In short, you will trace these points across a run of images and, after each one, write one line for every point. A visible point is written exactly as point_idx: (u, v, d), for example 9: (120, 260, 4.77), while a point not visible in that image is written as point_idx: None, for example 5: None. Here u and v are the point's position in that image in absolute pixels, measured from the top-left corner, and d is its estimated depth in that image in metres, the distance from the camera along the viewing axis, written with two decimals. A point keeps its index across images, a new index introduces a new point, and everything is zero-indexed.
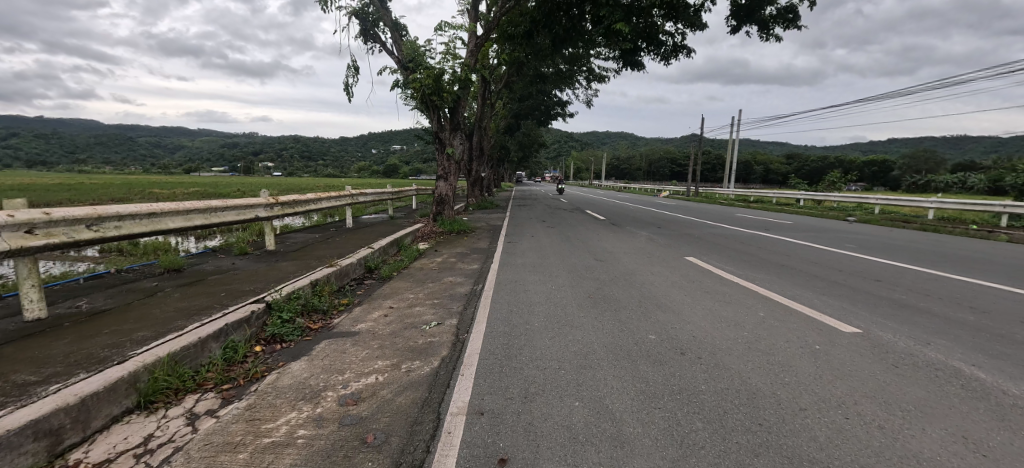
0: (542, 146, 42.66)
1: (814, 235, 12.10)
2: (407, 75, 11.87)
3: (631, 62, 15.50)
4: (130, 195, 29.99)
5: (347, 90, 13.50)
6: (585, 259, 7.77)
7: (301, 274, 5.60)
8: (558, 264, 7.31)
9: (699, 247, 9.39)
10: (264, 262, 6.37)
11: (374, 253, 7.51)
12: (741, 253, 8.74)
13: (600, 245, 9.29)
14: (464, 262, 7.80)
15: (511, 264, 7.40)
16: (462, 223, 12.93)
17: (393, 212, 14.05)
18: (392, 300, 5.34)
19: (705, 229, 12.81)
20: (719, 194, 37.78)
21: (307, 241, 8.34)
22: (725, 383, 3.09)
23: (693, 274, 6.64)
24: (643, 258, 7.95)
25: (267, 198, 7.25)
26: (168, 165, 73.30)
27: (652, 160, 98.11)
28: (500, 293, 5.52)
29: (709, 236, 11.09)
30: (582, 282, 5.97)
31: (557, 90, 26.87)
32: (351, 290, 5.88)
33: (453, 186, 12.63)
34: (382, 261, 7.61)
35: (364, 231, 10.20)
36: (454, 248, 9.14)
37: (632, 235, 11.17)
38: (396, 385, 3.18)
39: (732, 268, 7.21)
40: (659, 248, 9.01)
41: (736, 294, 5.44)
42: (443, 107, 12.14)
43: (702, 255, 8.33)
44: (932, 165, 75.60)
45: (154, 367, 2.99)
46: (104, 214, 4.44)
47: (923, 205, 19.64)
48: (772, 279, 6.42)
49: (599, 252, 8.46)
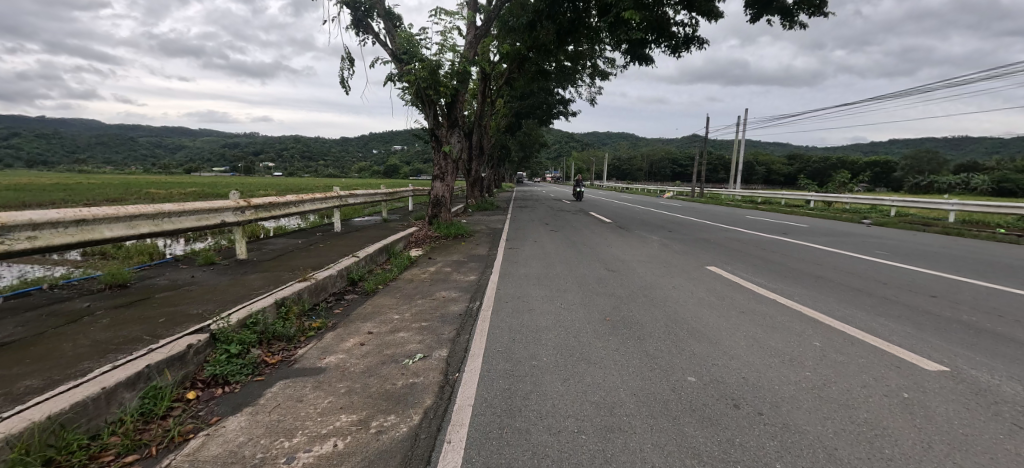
0: (544, 146, 41.94)
1: (838, 240, 11.26)
2: (401, 68, 11.07)
3: (639, 56, 14.70)
4: (127, 195, 29.42)
5: (340, 83, 12.76)
6: (596, 269, 6.93)
7: (268, 290, 4.76)
8: (565, 275, 6.47)
9: (718, 254, 8.56)
10: (228, 274, 5.54)
11: (360, 262, 6.67)
12: (766, 261, 7.91)
13: (611, 252, 8.43)
14: (460, 272, 6.97)
15: (513, 275, 6.56)
16: (460, 225, 12.09)
17: (387, 214, 13.20)
18: (373, 323, 4.51)
19: (719, 233, 11.98)
20: (724, 195, 36.99)
21: (287, 248, 7.52)
22: (807, 458, 2.26)
23: (721, 287, 5.81)
24: (661, 267, 7.13)
25: (240, 197, 6.29)
26: (168, 165, 72.79)
27: (653, 161, 97.43)
28: (500, 313, 4.69)
29: (725, 242, 10.27)
30: (596, 300, 5.14)
31: (559, 88, 26.08)
32: (327, 308, 5.04)
33: (451, 188, 11.77)
34: (370, 271, 6.77)
35: (354, 236, 9.38)
36: (450, 255, 8.30)
37: (643, 239, 10.34)
38: (359, 457, 2.36)
39: (763, 279, 6.39)
40: (676, 256, 8.17)
41: (778, 316, 4.61)
42: (439, 101, 11.36)
43: (724, 264, 7.49)
44: (938, 166, 74.65)
45: (24, 439, 2.19)
46: (12, 223, 3.50)
47: (943, 207, 18.73)
48: (812, 295, 5.59)
49: (611, 260, 7.62)
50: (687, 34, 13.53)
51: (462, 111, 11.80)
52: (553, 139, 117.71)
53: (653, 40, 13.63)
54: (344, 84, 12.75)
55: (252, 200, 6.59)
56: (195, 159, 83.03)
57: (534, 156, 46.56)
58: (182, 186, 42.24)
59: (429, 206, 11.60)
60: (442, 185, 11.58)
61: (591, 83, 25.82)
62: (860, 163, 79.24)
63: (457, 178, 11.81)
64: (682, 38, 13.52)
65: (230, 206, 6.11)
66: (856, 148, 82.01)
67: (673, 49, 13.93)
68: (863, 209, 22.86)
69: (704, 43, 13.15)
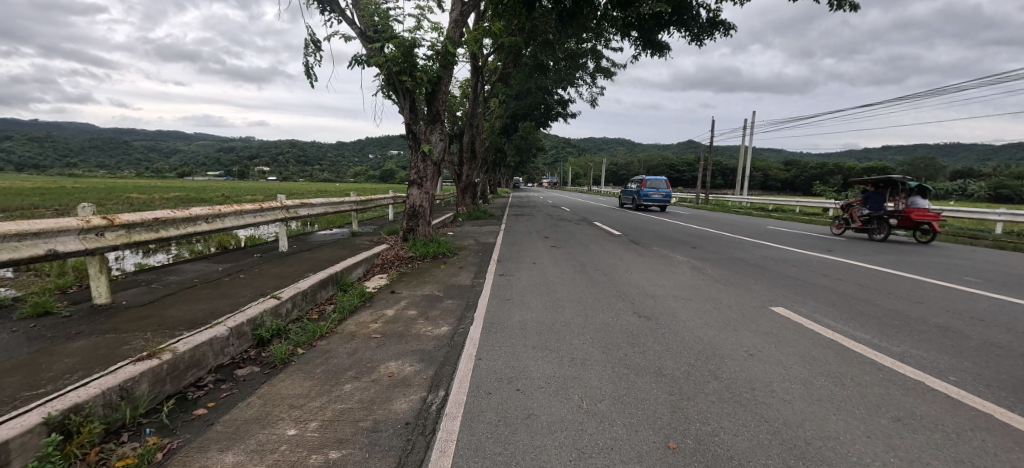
0: (542, 151, 40.07)
1: (899, 262, 9.32)
2: (370, 49, 9.00)
3: (652, 45, 12.72)
4: (107, 198, 27.40)
5: (308, 74, 10.81)
6: (623, 314, 4.87)
7: (59, 386, 2.67)
8: (580, 327, 4.41)
9: (773, 285, 6.53)
10: (44, 341, 3.45)
11: (283, 306, 4.59)
12: (845, 298, 5.87)
13: (635, 284, 6.39)
14: (429, 319, 4.90)
15: (503, 325, 4.50)
16: (442, 241, 9.97)
17: (358, 227, 11.10)
18: (238, 456, 2.43)
19: (756, 250, 9.98)
20: (730, 202, 35.18)
21: (191, 281, 5.43)
22: None
23: (825, 356, 3.77)
24: (709, 309, 5.11)
25: (96, 215, 4.25)
26: (160, 168, 70.63)
27: (652, 166, 95.75)
28: (477, 431, 2.61)
29: (770, 265, 8.25)
30: (638, 391, 3.07)
31: (559, 88, 24.12)
32: (179, 411, 2.95)
33: (432, 195, 9.63)
34: (298, 321, 4.70)
35: (305, 256, 7.31)
36: (421, 287, 6.20)
37: (668, 261, 8.29)
38: None
39: (869, 336, 4.36)
40: (722, 289, 6.13)
41: (976, 439, 2.56)
42: (417, 90, 9.31)
43: (795, 305, 5.44)
44: (938, 173, 73.69)
45: None
46: None
47: (986, 217, 16.84)
48: (972, 372, 3.54)
49: (638, 298, 5.58)
50: (714, 17, 11.44)
51: (445, 104, 9.73)
52: (550, 144, 116.21)
53: (671, 24, 11.60)
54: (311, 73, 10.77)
55: (121, 214, 4.52)
56: (187, 163, 81.32)
57: (532, 161, 44.74)
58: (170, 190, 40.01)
59: (403, 218, 9.41)
60: (419, 193, 9.43)
61: (593, 83, 23.78)
62: (861, 169, 78.20)
63: (438, 183, 9.67)
64: (706, 21, 11.42)
65: (75, 228, 4.04)
66: (857, 154, 80.86)
67: (695, 36, 11.88)
68: None
69: (733, 27, 11.07)
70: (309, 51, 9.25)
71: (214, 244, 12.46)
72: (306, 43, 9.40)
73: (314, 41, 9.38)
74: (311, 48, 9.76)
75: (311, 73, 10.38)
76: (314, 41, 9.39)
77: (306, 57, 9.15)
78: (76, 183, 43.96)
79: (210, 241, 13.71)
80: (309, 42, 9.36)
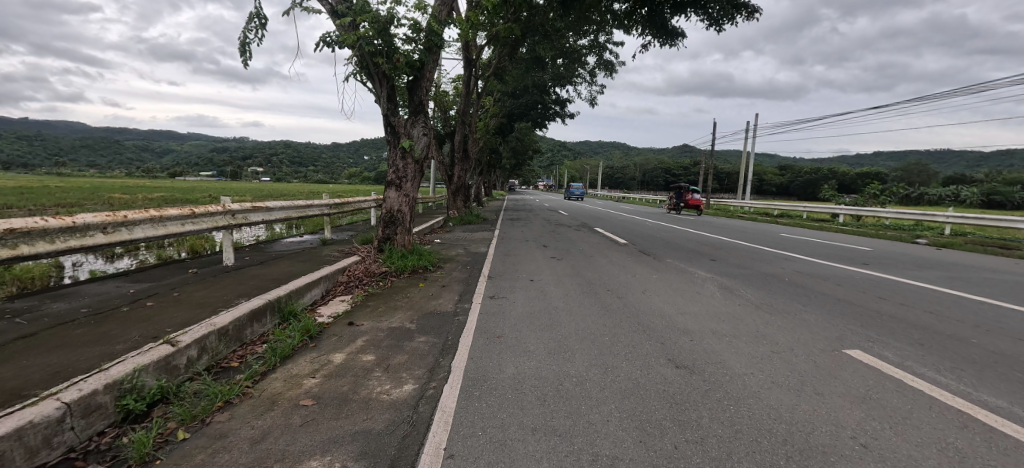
0: (538, 152, 38.77)
1: (950, 278, 8.14)
2: (338, 27, 7.62)
3: (665, 32, 11.44)
4: (86, 198, 25.89)
5: (242, 51, 9.25)
6: (655, 364, 3.60)
7: None
8: (598, 390, 3.13)
9: (829, 314, 5.28)
10: None
11: (176, 356, 3.23)
12: (929, 334, 4.62)
13: (658, 311, 5.15)
14: (390, 367, 3.59)
15: (491, 385, 3.21)
16: (425, 250, 8.66)
17: (331, 234, 9.74)
18: None
19: (785, 263, 8.76)
20: (733, 206, 34.06)
21: (74, 313, 4.03)
22: None
23: (979, 454, 2.49)
24: (766, 357, 3.83)
25: None
26: (151, 168, 69.02)
27: (647, 170, 94.91)
28: None
29: (810, 284, 7.00)
30: None
31: (557, 84, 22.85)
32: None
33: (413, 198, 8.22)
34: (199, 377, 3.33)
35: (251, 270, 5.96)
36: (388, 317, 4.89)
37: (691, 279, 7.04)
38: None
39: (1007, 406, 3.12)
40: (770, 321, 4.87)
41: None
42: (395, 76, 7.95)
43: (875, 349, 4.16)
44: (932, 179, 73.69)
45: None
46: None
47: (1013, 224, 15.76)
48: None
49: (666, 334, 4.32)
50: None
51: (430, 94, 8.41)
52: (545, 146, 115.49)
53: (687, 6, 10.35)
54: (246, 51, 9.28)
55: None
56: (180, 163, 79.80)
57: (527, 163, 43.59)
58: (157, 189, 38.41)
59: (378, 225, 7.99)
60: (397, 196, 8.00)
61: (592, 80, 22.59)
62: (857, 174, 78.06)
63: (420, 185, 8.25)
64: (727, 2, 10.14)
65: None
66: (853, 159, 80.65)
67: (712, 21, 10.61)
68: (906, 226, 19.77)
69: (757, 9, 9.81)
70: (252, 25, 7.81)
71: (183, 249, 11.15)
72: (247, 17, 7.97)
73: (256, 15, 7.95)
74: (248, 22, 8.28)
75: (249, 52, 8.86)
76: (257, 15, 7.96)
77: (245, 32, 7.69)
78: (65, 183, 42.63)
79: (176, 244, 12.33)
80: (252, 16, 7.95)
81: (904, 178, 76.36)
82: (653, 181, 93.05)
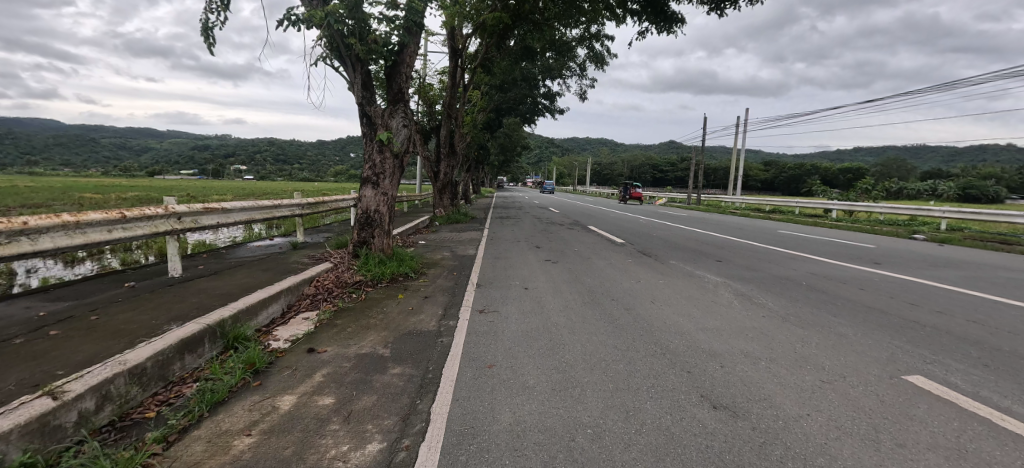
0: (527, 148, 38.03)
1: (973, 278, 7.58)
2: (306, 5, 6.74)
3: (664, 18, 10.73)
4: (56, 198, 24.41)
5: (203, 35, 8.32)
6: (688, 405, 2.87)
7: None
8: (623, 450, 2.39)
9: (866, 326, 4.61)
10: None
11: (56, 415, 2.40)
12: (989, 352, 3.97)
13: (675, 327, 4.43)
14: (351, 416, 2.79)
15: (482, 444, 2.44)
16: (407, 255, 7.81)
17: (304, 237, 8.85)
18: None
19: (796, 264, 8.14)
20: (724, 201, 33.80)
21: None
22: None
23: None
24: (818, 391, 3.12)
25: None
26: (129, 167, 66.67)
27: (634, 166, 94.85)
28: None
29: (831, 288, 6.36)
30: None
31: (547, 78, 22.08)
32: None
33: (392, 197, 7.36)
34: (91, 440, 2.50)
35: (199, 283, 5.10)
36: (357, 340, 4.10)
37: (702, 285, 6.34)
38: None
39: None
40: (806, 338, 4.17)
41: None
42: (372, 61, 7.09)
43: (938, 374, 3.46)
44: (911, 174, 75.02)
45: None
46: None
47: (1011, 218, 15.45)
48: None
49: (692, 360, 3.59)
50: None
51: (410, 81, 7.55)
52: (533, 142, 114.82)
53: None
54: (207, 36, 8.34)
55: None
56: (159, 160, 77.40)
57: (516, 159, 42.89)
58: (134, 189, 36.87)
59: (352, 227, 7.14)
60: (374, 194, 7.14)
61: (582, 73, 21.84)
62: (840, 169, 79.01)
63: (401, 182, 7.39)
64: None
65: None
66: (838, 154, 81.55)
67: (715, 5, 9.94)
68: (901, 221, 19.44)
69: None
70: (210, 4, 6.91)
71: (149, 251, 10.00)
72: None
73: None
74: (207, 2, 7.36)
75: (209, 37, 7.94)
76: None
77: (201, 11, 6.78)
78: (38, 182, 40.85)
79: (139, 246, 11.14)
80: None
81: (885, 173, 77.43)
82: (641, 177, 92.96)
